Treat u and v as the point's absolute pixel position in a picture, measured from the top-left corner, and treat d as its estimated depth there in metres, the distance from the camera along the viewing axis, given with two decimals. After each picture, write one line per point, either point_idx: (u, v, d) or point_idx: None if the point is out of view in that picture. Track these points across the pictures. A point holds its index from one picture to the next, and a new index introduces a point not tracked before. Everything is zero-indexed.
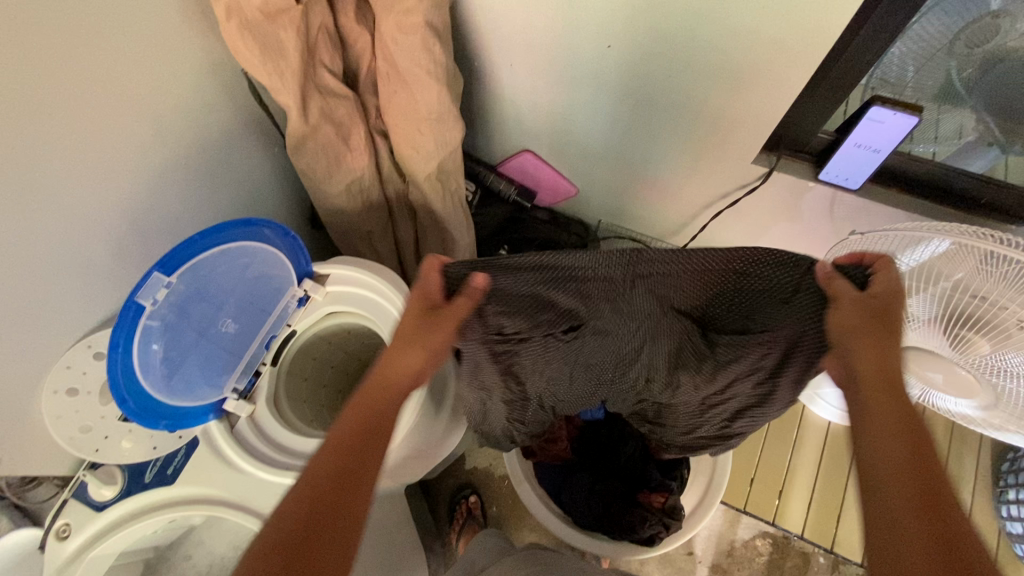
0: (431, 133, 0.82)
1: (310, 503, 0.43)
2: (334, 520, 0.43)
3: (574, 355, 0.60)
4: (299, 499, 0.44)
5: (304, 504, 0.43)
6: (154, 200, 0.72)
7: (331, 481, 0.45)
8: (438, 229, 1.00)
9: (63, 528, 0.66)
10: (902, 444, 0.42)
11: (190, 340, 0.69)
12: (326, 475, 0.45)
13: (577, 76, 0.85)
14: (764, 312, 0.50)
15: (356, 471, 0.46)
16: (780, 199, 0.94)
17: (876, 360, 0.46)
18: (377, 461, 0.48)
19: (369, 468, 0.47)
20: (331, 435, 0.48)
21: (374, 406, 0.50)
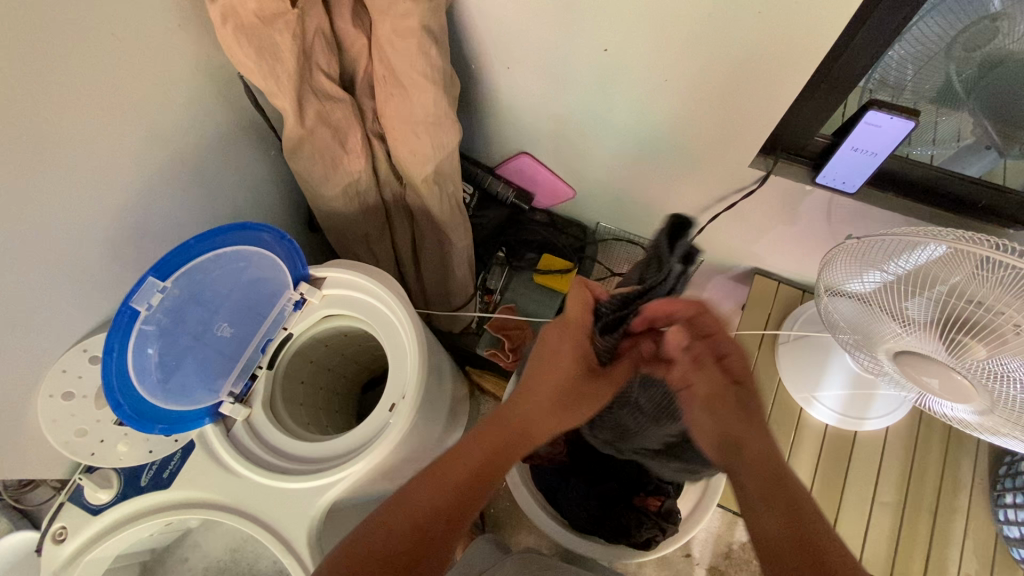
0: (428, 137, 0.82)
1: (419, 522, 0.54)
2: (440, 540, 0.54)
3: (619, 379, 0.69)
4: (416, 512, 0.55)
5: (421, 523, 0.54)
6: (151, 204, 0.72)
7: (449, 505, 0.56)
8: (435, 232, 1.00)
9: (59, 532, 0.67)
10: (776, 503, 0.55)
11: (186, 344, 0.69)
12: (448, 498, 0.55)
13: (574, 79, 0.85)
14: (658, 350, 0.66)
15: (468, 499, 0.57)
16: (777, 203, 0.94)
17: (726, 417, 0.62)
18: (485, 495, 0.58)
19: (479, 499, 0.57)
20: (460, 456, 0.59)
21: (500, 441, 0.61)
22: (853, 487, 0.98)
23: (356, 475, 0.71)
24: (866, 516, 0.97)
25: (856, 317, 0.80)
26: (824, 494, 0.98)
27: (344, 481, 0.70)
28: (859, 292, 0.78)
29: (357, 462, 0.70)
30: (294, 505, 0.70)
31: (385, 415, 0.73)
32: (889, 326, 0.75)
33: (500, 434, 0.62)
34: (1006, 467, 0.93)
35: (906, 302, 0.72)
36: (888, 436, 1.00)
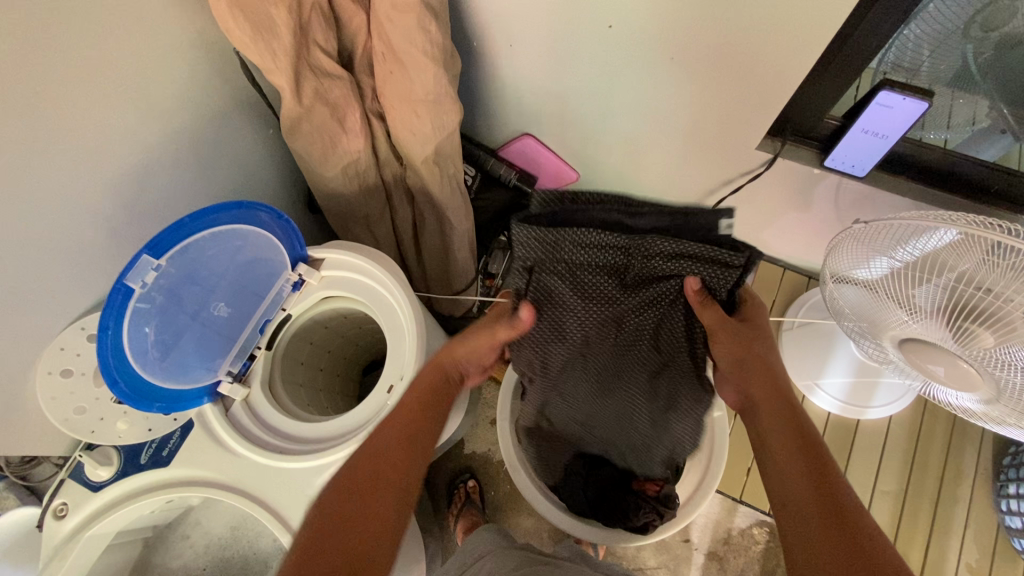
0: (428, 116, 0.81)
1: (335, 507, 0.53)
2: (362, 512, 0.52)
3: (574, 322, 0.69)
4: (338, 503, 0.53)
5: (343, 495, 0.54)
6: (146, 182, 0.71)
7: (367, 481, 0.55)
8: (436, 214, 0.99)
9: (60, 507, 0.69)
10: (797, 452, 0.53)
11: (183, 323, 0.69)
12: (363, 473, 0.55)
13: (579, 57, 0.83)
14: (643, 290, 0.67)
15: (389, 472, 0.56)
16: (785, 186, 0.91)
17: (767, 380, 0.63)
18: (409, 467, 0.57)
19: (401, 471, 0.56)
20: (380, 433, 0.60)
21: (414, 415, 0.62)
22: (855, 476, 0.97)
23: None
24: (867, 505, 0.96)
25: (860, 303, 0.79)
26: None
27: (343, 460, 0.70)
28: (867, 279, 0.77)
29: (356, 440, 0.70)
30: (291, 485, 0.70)
31: (383, 396, 0.73)
32: (894, 314, 0.74)
33: (409, 406, 0.63)
34: (1010, 457, 0.92)
35: (912, 290, 0.70)
36: (892, 425, 0.99)
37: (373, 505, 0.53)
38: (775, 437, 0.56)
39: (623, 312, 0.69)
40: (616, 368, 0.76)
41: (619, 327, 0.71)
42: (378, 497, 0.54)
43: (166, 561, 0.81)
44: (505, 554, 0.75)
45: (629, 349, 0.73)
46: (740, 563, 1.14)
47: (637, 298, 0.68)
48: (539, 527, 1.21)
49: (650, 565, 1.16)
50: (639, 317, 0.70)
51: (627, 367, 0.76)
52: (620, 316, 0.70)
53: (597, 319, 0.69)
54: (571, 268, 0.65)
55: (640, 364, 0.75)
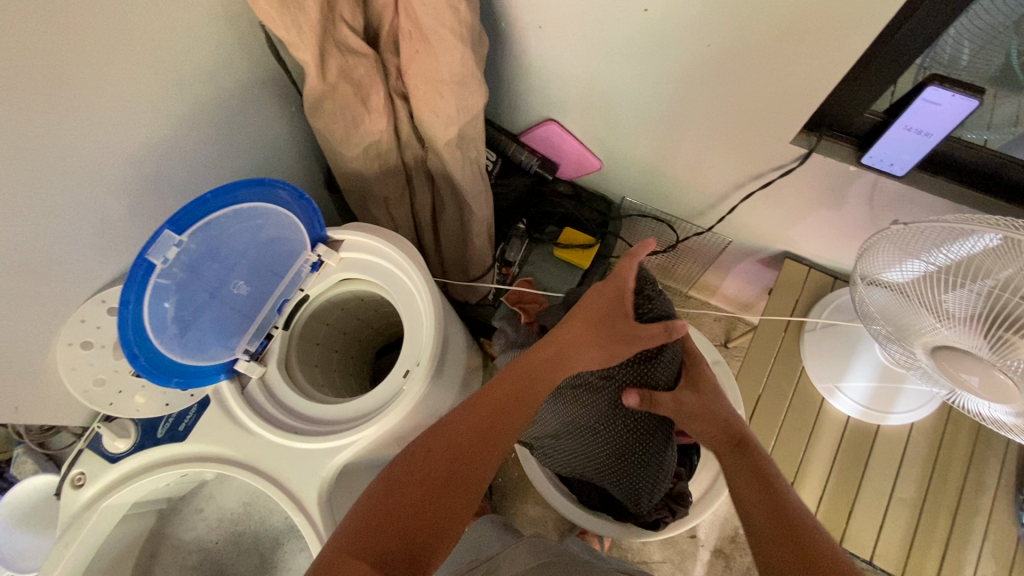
0: (452, 98, 0.79)
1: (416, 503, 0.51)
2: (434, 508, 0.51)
3: (609, 400, 0.71)
4: (407, 499, 0.52)
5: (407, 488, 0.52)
6: (169, 156, 0.70)
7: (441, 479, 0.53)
8: (455, 198, 0.97)
9: (78, 477, 0.70)
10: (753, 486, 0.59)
11: (202, 302, 0.69)
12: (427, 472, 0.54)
13: (610, 41, 0.80)
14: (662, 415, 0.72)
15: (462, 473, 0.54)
16: (819, 184, 0.88)
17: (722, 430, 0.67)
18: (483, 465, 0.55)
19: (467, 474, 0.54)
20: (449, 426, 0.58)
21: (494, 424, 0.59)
22: (871, 483, 0.95)
23: (372, 437, 0.71)
24: (883, 513, 0.94)
25: (887, 308, 0.77)
26: (840, 490, 0.95)
27: (358, 443, 0.70)
28: (896, 281, 0.75)
29: (372, 424, 0.70)
30: (306, 465, 0.70)
31: (399, 380, 0.73)
32: (923, 319, 0.72)
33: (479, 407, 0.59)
34: None
35: (944, 296, 0.69)
36: (913, 433, 0.97)
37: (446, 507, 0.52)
38: (732, 470, 0.62)
39: (611, 424, 0.72)
40: (578, 459, 0.79)
41: (606, 436, 0.73)
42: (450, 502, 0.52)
43: (179, 533, 0.82)
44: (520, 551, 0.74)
45: (603, 458, 0.75)
46: (746, 561, 1.14)
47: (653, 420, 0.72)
48: (545, 516, 1.21)
49: (655, 559, 1.16)
50: (624, 439, 0.72)
51: (586, 463, 0.78)
52: (622, 433, 0.72)
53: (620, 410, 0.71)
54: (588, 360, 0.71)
55: (602, 472, 0.77)
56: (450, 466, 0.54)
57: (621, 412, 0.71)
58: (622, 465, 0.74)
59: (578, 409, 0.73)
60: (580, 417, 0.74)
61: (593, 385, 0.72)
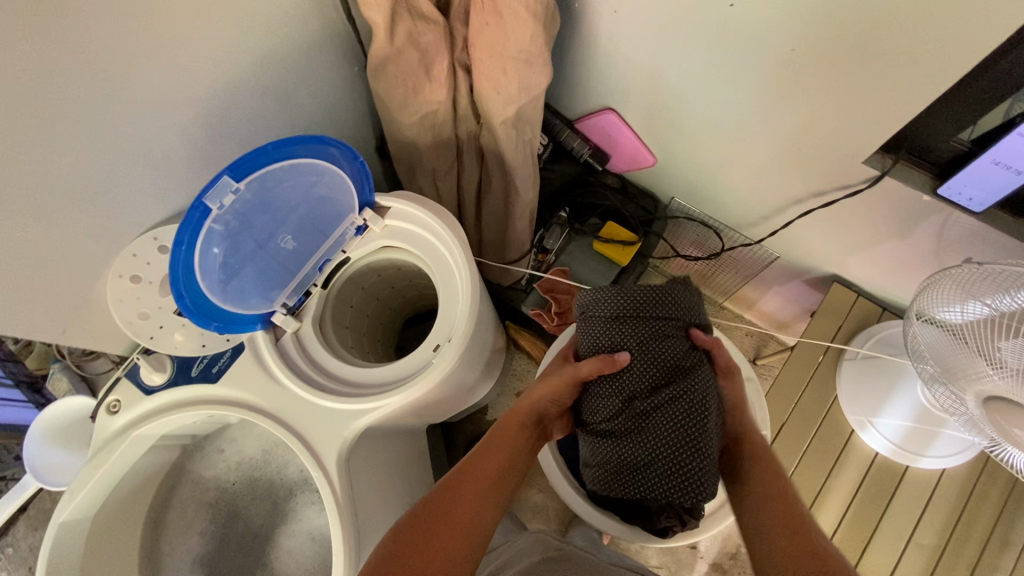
0: (515, 75, 0.78)
1: (426, 525, 0.57)
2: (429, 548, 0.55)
3: (641, 340, 0.69)
4: (405, 541, 0.56)
5: (406, 532, 0.57)
6: (234, 102, 0.70)
7: (431, 513, 0.58)
8: (503, 178, 0.96)
9: (113, 404, 0.72)
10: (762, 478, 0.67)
11: (249, 251, 0.69)
12: (423, 511, 0.59)
13: (686, 32, 0.77)
14: (700, 362, 0.68)
15: (455, 509, 0.59)
16: (884, 211, 0.83)
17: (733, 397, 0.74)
18: (467, 500, 0.61)
19: (458, 509, 0.59)
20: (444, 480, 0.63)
21: (481, 461, 0.66)
22: (889, 523, 0.92)
23: (396, 406, 0.71)
24: (897, 555, 0.92)
25: (938, 347, 0.74)
26: (855, 526, 0.93)
27: (383, 410, 0.71)
28: (950, 321, 0.72)
29: (399, 393, 0.70)
30: (329, 423, 0.71)
31: (429, 353, 0.73)
32: (976, 365, 0.69)
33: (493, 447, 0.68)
34: None
35: (1000, 344, 0.66)
36: (942, 480, 0.93)
37: (441, 544, 0.56)
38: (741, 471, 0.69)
39: (674, 368, 0.68)
40: (642, 446, 0.66)
41: (676, 387, 0.67)
42: (443, 536, 0.56)
43: (200, 470, 0.85)
44: (520, 551, 0.74)
45: (676, 423, 0.65)
46: None
47: (689, 364, 0.68)
48: (547, 505, 1.22)
49: (652, 564, 1.15)
50: (661, 372, 0.68)
51: (654, 446, 0.66)
52: (658, 374, 0.68)
53: (652, 349, 0.68)
54: (633, 295, 0.71)
55: (676, 449, 0.65)
56: (440, 513, 0.58)
57: (654, 351, 0.68)
58: (700, 417, 0.65)
59: (638, 360, 0.69)
60: (639, 375, 0.68)
61: (647, 324, 0.70)
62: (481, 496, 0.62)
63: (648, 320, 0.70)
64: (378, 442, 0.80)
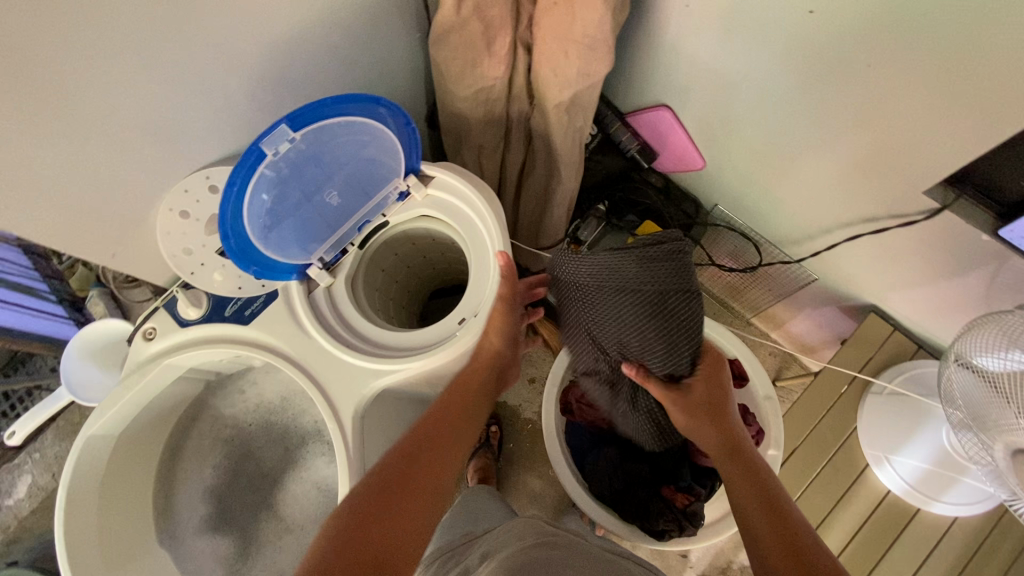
0: (576, 60, 0.77)
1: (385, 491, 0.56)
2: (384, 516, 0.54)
3: (615, 310, 0.70)
4: (364, 505, 0.55)
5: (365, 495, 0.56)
6: (300, 54, 0.71)
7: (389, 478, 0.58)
8: (548, 162, 0.95)
9: (149, 331, 0.75)
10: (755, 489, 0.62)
11: (296, 203, 0.70)
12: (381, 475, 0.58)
13: (759, 33, 0.76)
14: (671, 330, 0.68)
15: (410, 474, 0.59)
16: (937, 246, 0.80)
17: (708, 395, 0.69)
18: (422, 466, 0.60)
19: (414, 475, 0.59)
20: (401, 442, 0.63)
21: (434, 427, 0.65)
22: (889, 562, 0.91)
23: (415, 372, 0.73)
24: None
25: (972, 394, 0.72)
26: (855, 562, 0.91)
27: (402, 373, 0.73)
28: (988, 369, 0.69)
29: (420, 359, 0.72)
30: (349, 380, 0.73)
31: (454, 326, 0.74)
32: (1007, 415, 0.67)
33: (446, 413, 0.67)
34: None
35: None
36: (951, 529, 0.91)
37: (397, 510, 0.55)
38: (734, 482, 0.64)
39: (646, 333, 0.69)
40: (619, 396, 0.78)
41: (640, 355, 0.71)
42: (401, 504, 0.56)
43: (220, 406, 0.88)
44: (512, 535, 0.75)
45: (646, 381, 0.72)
46: None
47: (656, 332, 0.68)
48: (545, 492, 1.24)
49: None
50: (633, 341, 0.70)
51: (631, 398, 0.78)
52: (632, 345, 0.71)
53: (625, 319, 0.70)
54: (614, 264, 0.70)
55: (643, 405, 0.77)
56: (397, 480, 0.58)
57: (628, 320, 0.70)
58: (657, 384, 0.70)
59: (625, 325, 0.70)
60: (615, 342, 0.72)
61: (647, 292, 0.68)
62: (437, 465, 0.61)
63: (622, 288, 0.70)
64: (392, 406, 0.82)
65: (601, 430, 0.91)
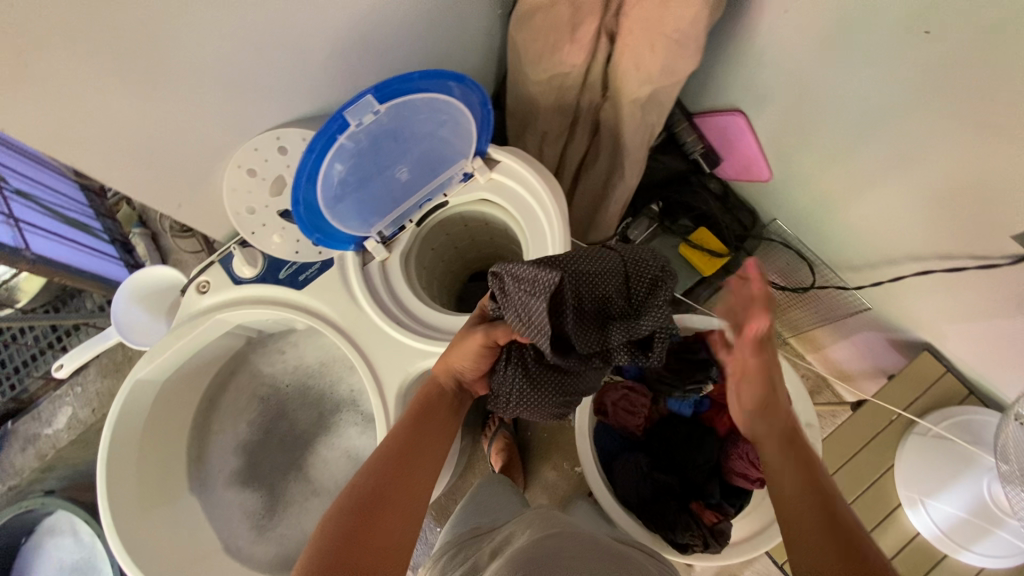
0: (662, 55, 0.74)
1: (366, 510, 0.54)
2: (368, 536, 0.52)
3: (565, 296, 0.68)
4: (345, 528, 0.52)
5: (349, 512, 0.53)
6: (387, 21, 0.69)
7: (371, 495, 0.55)
8: (612, 157, 0.93)
9: (202, 284, 0.75)
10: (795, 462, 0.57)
11: (367, 175, 0.69)
12: (362, 493, 0.55)
13: (861, 49, 0.72)
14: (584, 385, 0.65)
15: (390, 489, 0.56)
16: (1008, 298, 0.74)
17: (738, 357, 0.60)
18: (405, 480, 0.58)
19: (397, 488, 0.57)
20: (374, 456, 0.60)
21: (408, 435, 0.62)
22: None
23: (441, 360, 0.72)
24: None
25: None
26: None
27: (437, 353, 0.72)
28: None
29: None
30: (395, 357, 0.73)
31: None
32: None
33: (411, 426, 0.63)
34: None
35: None
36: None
37: (379, 530, 0.53)
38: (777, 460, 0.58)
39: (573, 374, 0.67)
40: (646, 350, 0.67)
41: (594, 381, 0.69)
42: (383, 522, 0.54)
43: (260, 364, 0.89)
44: (524, 529, 0.74)
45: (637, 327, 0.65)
46: None
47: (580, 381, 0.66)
48: (558, 484, 1.24)
49: None
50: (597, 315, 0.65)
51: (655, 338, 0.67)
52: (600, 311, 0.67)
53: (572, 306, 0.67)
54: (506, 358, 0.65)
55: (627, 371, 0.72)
56: (375, 498, 0.55)
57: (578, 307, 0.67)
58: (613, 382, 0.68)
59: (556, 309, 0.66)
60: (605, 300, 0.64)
61: (593, 285, 0.60)
62: (417, 479, 0.59)
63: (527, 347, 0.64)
64: None
65: (632, 437, 0.91)
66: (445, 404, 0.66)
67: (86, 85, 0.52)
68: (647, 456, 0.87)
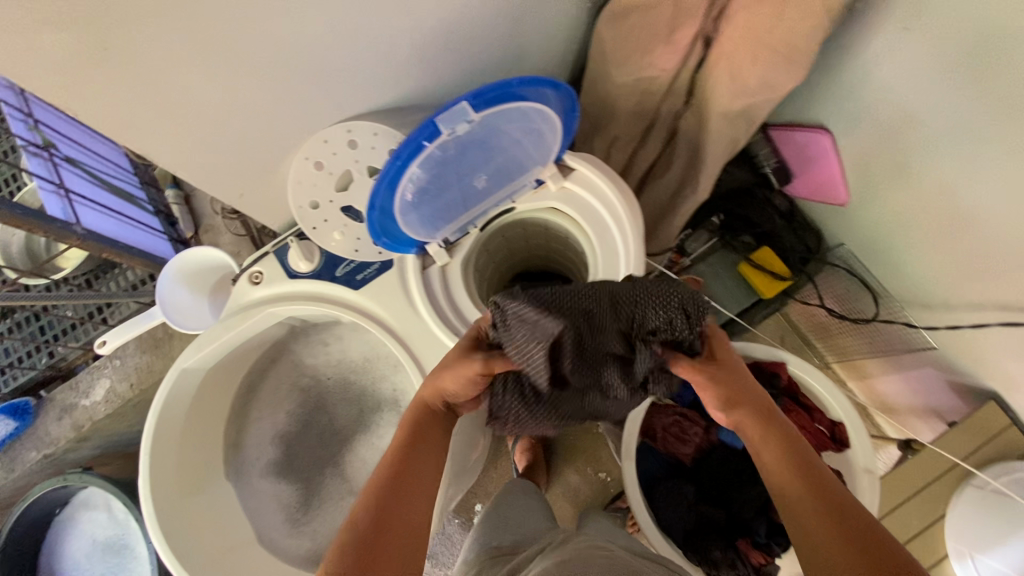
0: (764, 68, 0.68)
1: (371, 535, 0.50)
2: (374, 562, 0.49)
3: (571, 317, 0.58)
4: (349, 557, 0.49)
5: (353, 539, 0.50)
6: (477, 11, 0.64)
7: (373, 520, 0.51)
8: (685, 168, 0.87)
9: (255, 275, 0.72)
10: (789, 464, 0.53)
11: (444, 182, 0.65)
12: (361, 518, 0.51)
13: (982, 81, 0.66)
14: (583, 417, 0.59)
15: (392, 509, 0.52)
16: None
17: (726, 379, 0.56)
18: (408, 498, 0.54)
19: (398, 506, 0.53)
20: (372, 475, 0.56)
21: (406, 450, 0.57)
22: None
23: None
24: None
25: None
26: None
27: None
28: None
29: None
30: None
31: None
32: None
33: (407, 440, 0.58)
34: None
35: None
36: None
37: (385, 555, 0.49)
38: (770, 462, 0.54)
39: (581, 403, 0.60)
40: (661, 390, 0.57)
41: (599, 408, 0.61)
42: (387, 547, 0.50)
43: (303, 355, 0.87)
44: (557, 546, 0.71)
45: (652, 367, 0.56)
46: None
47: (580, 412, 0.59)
48: (581, 488, 1.23)
49: None
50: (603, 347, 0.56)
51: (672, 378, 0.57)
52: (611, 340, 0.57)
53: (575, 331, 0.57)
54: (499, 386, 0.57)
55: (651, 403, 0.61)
56: (377, 521, 0.51)
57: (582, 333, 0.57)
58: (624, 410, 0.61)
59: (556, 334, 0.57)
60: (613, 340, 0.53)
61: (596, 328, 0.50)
62: (420, 493, 0.55)
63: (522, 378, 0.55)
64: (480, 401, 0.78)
65: (678, 463, 0.88)
66: (437, 420, 0.61)
67: (163, 68, 0.48)
68: (694, 487, 0.84)
